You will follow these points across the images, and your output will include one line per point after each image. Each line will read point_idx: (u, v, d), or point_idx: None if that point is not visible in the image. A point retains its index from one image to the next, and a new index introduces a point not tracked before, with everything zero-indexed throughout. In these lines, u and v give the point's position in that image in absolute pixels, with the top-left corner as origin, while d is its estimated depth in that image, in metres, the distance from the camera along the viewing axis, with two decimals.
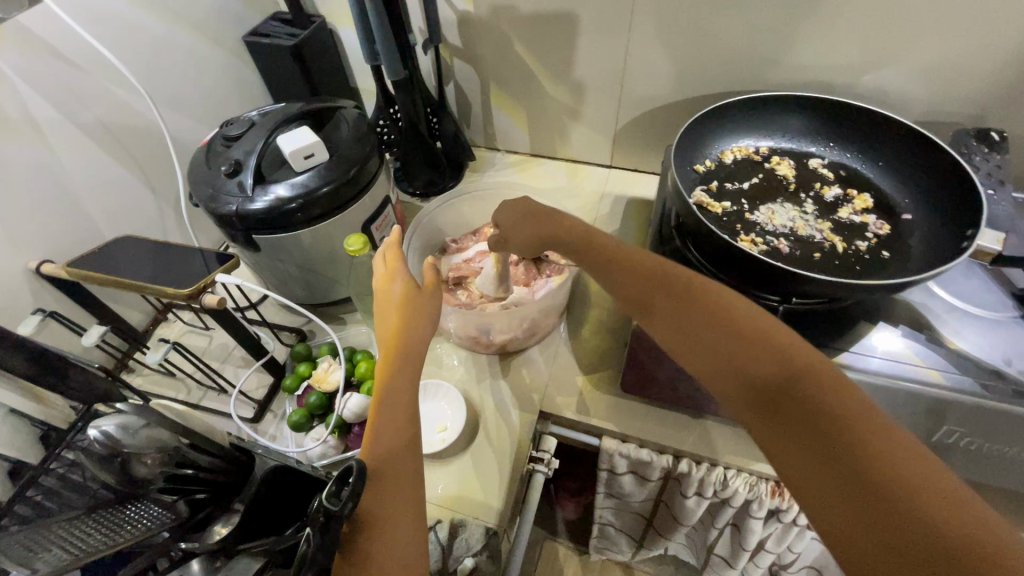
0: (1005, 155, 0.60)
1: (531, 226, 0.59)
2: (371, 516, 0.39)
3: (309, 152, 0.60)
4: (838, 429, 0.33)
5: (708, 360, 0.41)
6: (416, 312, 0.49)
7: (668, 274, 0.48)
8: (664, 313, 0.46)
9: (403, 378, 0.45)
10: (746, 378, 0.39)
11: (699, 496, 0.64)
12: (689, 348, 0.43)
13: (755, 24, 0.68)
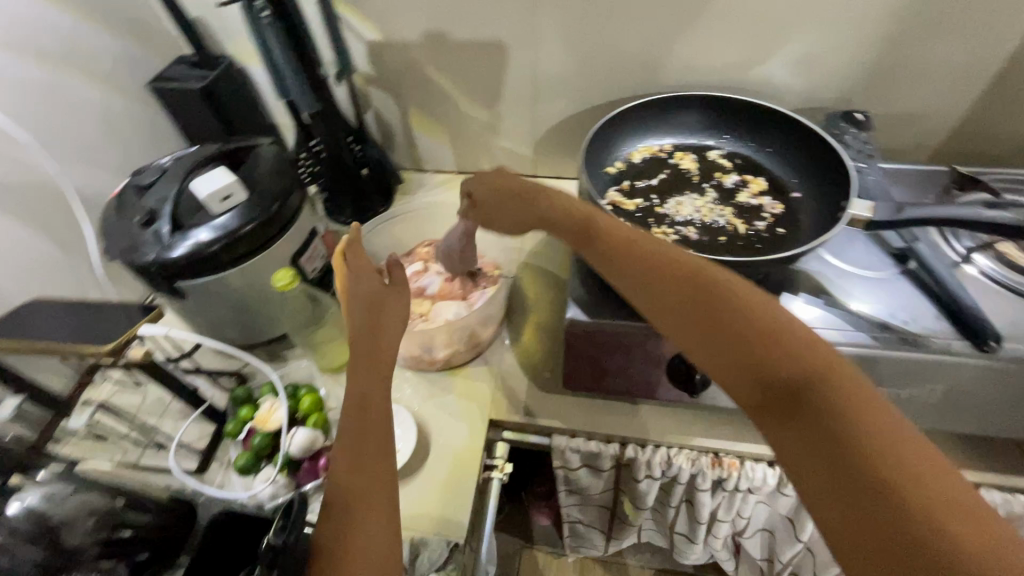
0: (869, 133, 0.69)
1: (517, 204, 0.58)
2: (329, 545, 0.39)
3: (227, 192, 0.60)
4: (849, 432, 0.35)
5: (718, 357, 0.42)
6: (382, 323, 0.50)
7: (667, 261, 0.47)
8: (664, 304, 0.46)
9: (369, 398, 0.46)
10: (765, 379, 0.39)
11: (649, 478, 0.67)
12: (694, 340, 0.44)
13: (644, 33, 0.74)
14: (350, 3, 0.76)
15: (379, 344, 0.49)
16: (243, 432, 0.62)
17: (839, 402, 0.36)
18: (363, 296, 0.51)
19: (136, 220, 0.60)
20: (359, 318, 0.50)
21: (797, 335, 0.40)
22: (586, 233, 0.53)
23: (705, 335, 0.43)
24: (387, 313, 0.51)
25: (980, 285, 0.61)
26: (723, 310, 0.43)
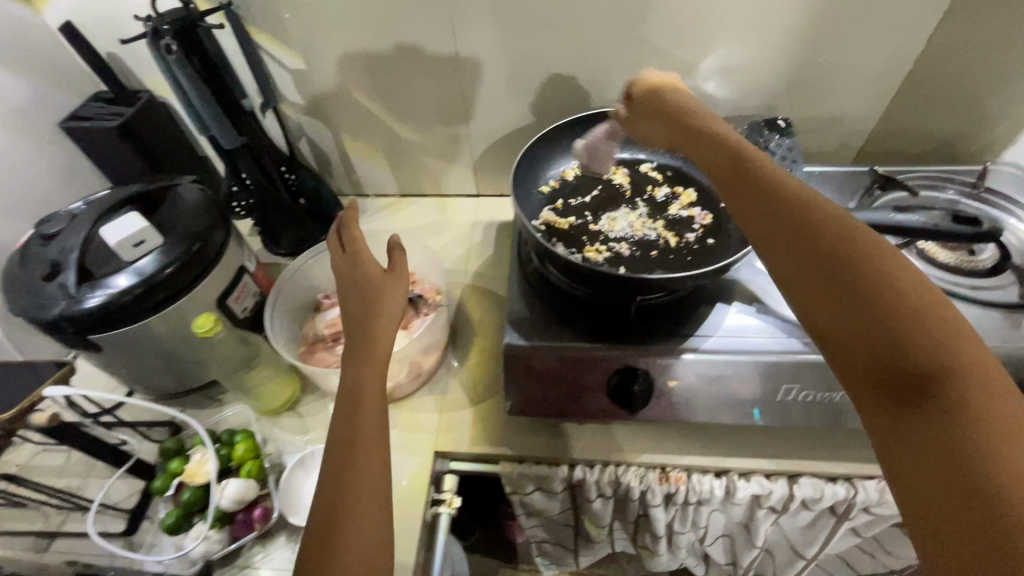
0: (791, 139, 0.70)
1: (659, 114, 0.55)
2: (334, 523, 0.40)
3: (139, 239, 0.57)
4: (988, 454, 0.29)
5: (839, 321, 0.35)
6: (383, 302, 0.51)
7: (809, 206, 0.39)
8: (785, 245, 0.38)
9: (361, 393, 0.46)
10: (894, 359, 0.33)
11: (601, 497, 0.66)
12: (818, 295, 0.36)
13: (569, 51, 0.74)
14: (268, 32, 0.74)
15: (375, 326, 0.49)
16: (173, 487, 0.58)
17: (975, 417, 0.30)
18: (360, 287, 0.52)
19: (40, 275, 0.56)
20: (356, 305, 0.51)
21: (950, 323, 0.33)
22: (719, 149, 0.46)
23: (831, 297, 0.35)
24: (384, 298, 0.51)
25: None
26: (865, 276, 0.35)
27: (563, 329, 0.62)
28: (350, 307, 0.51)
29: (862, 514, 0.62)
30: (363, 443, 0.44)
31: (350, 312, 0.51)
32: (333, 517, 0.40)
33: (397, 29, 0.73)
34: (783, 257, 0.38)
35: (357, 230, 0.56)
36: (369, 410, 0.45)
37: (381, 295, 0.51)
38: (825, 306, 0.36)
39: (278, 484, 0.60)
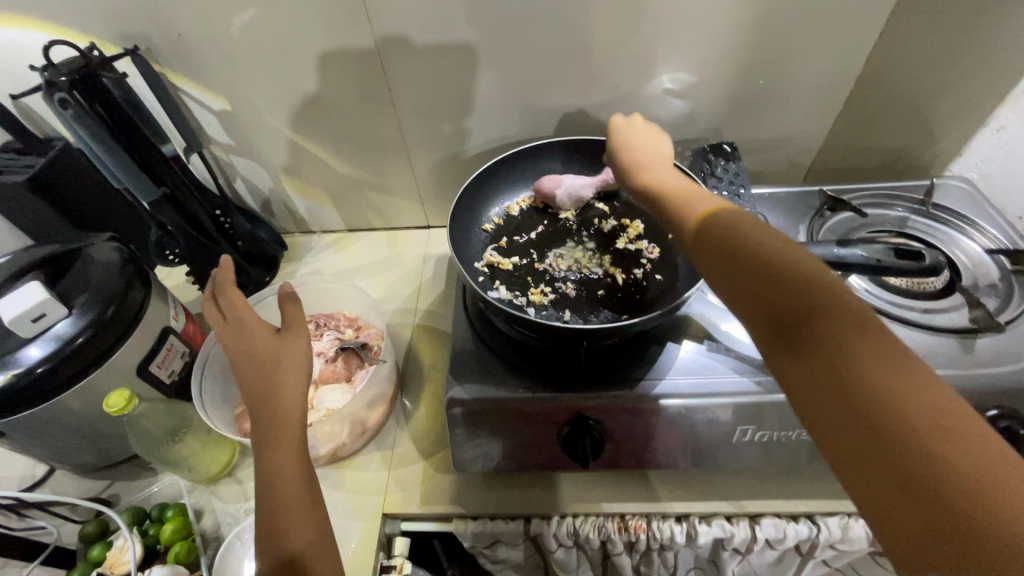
0: (738, 163, 0.69)
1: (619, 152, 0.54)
2: None
3: (39, 312, 0.52)
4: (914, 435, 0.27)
5: (732, 283, 0.35)
6: (286, 372, 0.46)
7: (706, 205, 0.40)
8: (708, 260, 0.38)
9: (279, 480, 0.43)
10: (781, 309, 0.33)
11: (561, 548, 0.63)
12: (716, 269, 0.37)
13: (508, 81, 0.72)
14: (187, 74, 0.69)
15: (279, 405, 0.45)
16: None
17: (896, 397, 0.28)
18: (256, 356, 0.46)
19: None
20: (246, 376, 0.46)
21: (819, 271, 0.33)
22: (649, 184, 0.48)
23: (726, 267, 0.36)
24: (291, 361, 0.47)
25: None
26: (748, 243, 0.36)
27: (509, 378, 0.59)
28: (246, 383, 0.46)
29: (827, 550, 0.61)
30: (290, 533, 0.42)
31: (246, 388, 0.46)
32: None
33: (327, 64, 0.69)
34: (705, 264, 0.38)
35: (233, 292, 0.49)
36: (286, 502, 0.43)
37: (279, 364, 0.46)
38: (724, 274, 0.36)
39: (210, 565, 0.56)
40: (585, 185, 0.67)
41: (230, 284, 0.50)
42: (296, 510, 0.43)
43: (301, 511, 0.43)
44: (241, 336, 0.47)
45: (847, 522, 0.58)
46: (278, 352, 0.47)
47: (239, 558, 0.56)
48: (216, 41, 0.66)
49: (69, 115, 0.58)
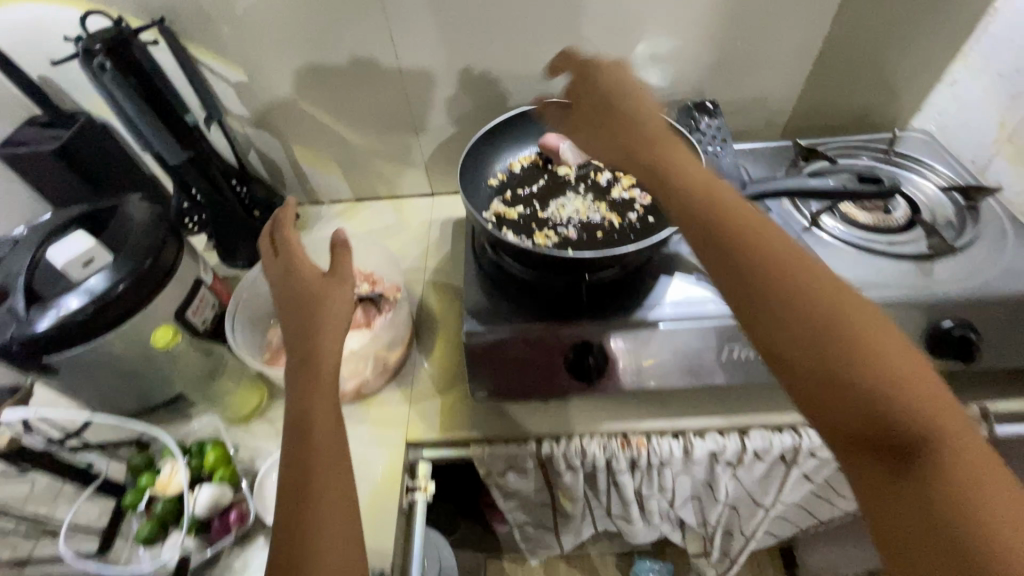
0: (719, 120, 0.76)
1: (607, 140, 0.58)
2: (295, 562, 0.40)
3: (88, 257, 0.57)
4: (892, 378, 0.35)
5: (816, 378, 0.36)
6: (330, 313, 0.52)
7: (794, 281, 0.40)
8: (710, 248, 0.43)
9: (309, 423, 0.46)
10: (875, 414, 0.34)
11: (570, 469, 0.69)
12: (799, 357, 0.37)
13: (507, 48, 0.77)
14: (208, 47, 0.74)
15: (318, 342, 0.50)
16: (144, 502, 0.59)
17: (962, 485, 0.31)
18: (301, 297, 0.53)
19: None
20: (294, 312, 0.52)
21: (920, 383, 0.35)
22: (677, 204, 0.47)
23: (814, 360, 0.37)
24: (329, 303, 0.52)
25: (829, 244, 0.68)
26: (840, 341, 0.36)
27: (520, 312, 0.64)
28: (287, 325, 0.52)
29: (808, 460, 0.67)
30: (319, 477, 0.44)
31: (291, 327, 0.51)
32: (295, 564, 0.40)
33: (340, 34, 0.74)
34: (781, 349, 0.38)
35: (289, 232, 0.58)
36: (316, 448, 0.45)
37: (322, 304, 0.52)
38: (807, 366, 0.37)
39: (252, 489, 0.61)
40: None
41: (285, 227, 0.58)
42: (315, 443, 0.45)
43: (318, 443, 0.45)
44: (285, 281, 0.54)
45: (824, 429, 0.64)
46: (320, 294, 0.53)
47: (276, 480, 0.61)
48: (236, 14, 0.71)
49: (107, 78, 0.62)
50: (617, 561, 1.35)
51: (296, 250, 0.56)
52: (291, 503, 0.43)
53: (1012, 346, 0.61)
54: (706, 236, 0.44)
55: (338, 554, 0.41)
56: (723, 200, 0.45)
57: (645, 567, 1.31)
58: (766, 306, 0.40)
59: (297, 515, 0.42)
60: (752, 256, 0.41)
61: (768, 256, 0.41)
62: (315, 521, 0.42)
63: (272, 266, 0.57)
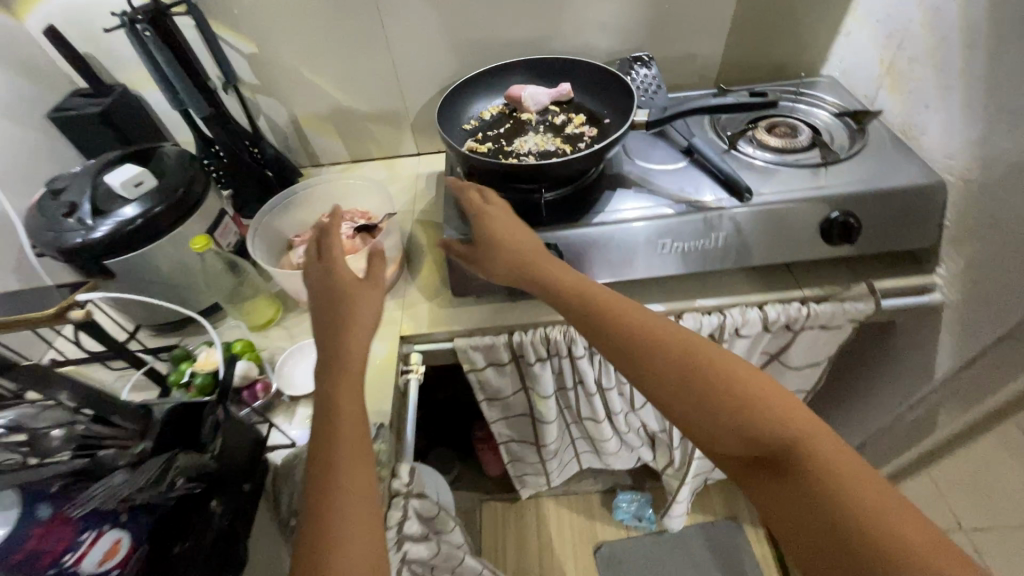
0: (653, 69, 0.90)
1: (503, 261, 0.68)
2: (324, 528, 0.47)
3: (138, 180, 0.70)
4: (769, 419, 0.47)
5: (720, 431, 0.49)
6: (361, 310, 0.63)
7: (690, 360, 0.53)
8: (616, 353, 0.57)
9: (335, 412, 0.54)
10: (762, 448, 0.47)
11: (540, 359, 0.83)
12: (703, 422, 0.50)
13: (474, 17, 0.92)
14: (225, 23, 0.89)
15: (349, 333, 0.60)
16: (186, 378, 0.70)
17: (834, 481, 0.43)
18: (335, 297, 0.63)
19: (58, 213, 0.68)
20: (330, 309, 0.62)
21: (788, 418, 0.47)
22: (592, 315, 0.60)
23: (714, 421, 0.49)
24: (360, 303, 0.63)
25: (745, 162, 0.82)
26: (726, 402, 0.49)
27: None
28: (322, 322, 0.62)
29: (737, 341, 0.81)
30: (340, 459, 0.51)
31: (325, 322, 0.62)
32: (320, 537, 0.47)
33: (334, 9, 0.89)
34: (693, 419, 0.51)
35: (334, 237, 0.68)
36: (342, 432, 0.53)
37: (355, 302, 0.63)
38: (711, 428, 0.49)
39: (274, 371, 0.74)
40: (545, 96, 0.88)
41: (331, 234, 0.68)
42: (342, 424, 0.53)
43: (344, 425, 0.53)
44: (329, 275, 0.65)
45: (744, 310, 0.77)
46: (352, 293, 0.63)
47: (296, 361, 0.76)
48: None
49: (148, 38, 0.76)
50: (601, 496, 1.47)
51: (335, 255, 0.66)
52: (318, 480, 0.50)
53: (889, 230, 0.75)
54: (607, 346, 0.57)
55: (360, 525, 0.48)
56: (619, 309, 0.59)
57: (626, 497, 1.44)
58: (661, 395, 0.53)
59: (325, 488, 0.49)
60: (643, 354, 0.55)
61: (655, 342, 0.55)
62: (335, 490, 0.49)
63: (314, 267, 0.66)
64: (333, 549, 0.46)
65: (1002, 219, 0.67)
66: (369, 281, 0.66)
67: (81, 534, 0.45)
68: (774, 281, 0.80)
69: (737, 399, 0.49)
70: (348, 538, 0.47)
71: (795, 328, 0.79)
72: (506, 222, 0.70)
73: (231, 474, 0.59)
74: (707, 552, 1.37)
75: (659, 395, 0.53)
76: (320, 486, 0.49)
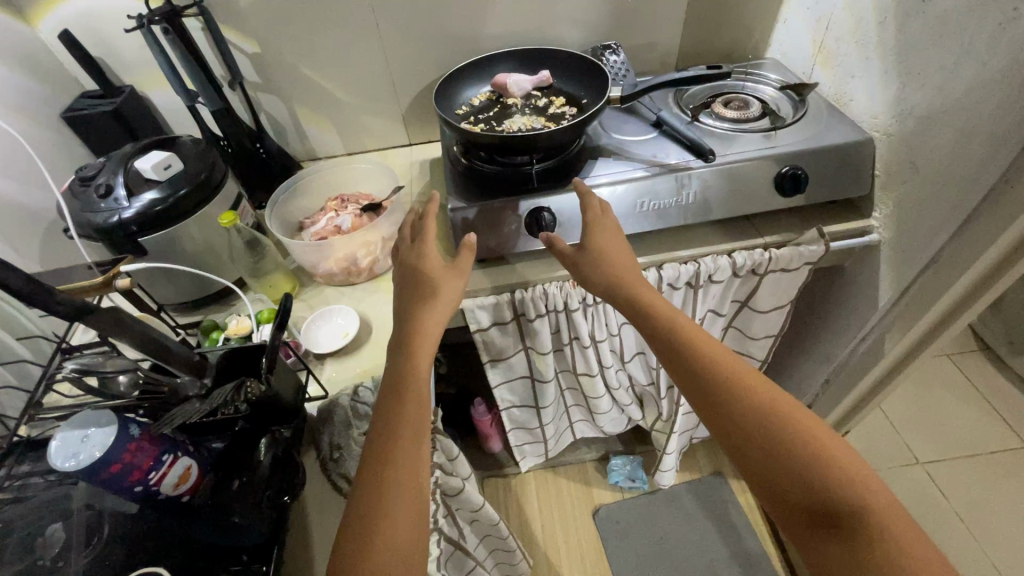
0: (621, 56, 1.02)
1: (600, 282, 0.74)
2: (384, 459, 0.54)
3: (167, 163, 0.76)
4: (833, 469, 0.54)
5: (783, 474, 0.56)
6: (444, 296, 0.68)
7: (769, 402, 0.60)
8: (699, 389, 0.63)
9: (410, 371, 0.61)
10: (822, 497, 0.53)
11: (539, 315, 0.92)
12: (768, 465, 0.57)
13: (459, 14, 1.02)
14: (230, 25, 0.96)
15: (429, 304, 0.67)
16: (220, 343, 0.77)
17: (884, 534, 0.50)
18: (422, 277, 0.69)
19: (94, 195, 0.74)
20: (413, 283, 0.69)
21: (850, 469, 0.54)
22: (676, 345, 0.66)
23: (781, 466, 0.56)
24: (440, 285, 0.69)
25: (707, 130, 0.94)
26: (795, 447, 0.56)
27: (489, 194, 0.87)
28: (404, 300, 0.68)
29: (711, 288, 0.92)
30: (407, 404, 0.58)
31: (404, 295, 0.69)
32: (381, 464, 0.54)
33: (331, 11, 0.98)
34: (761, 460, 0.57)
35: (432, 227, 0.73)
36: (411, 383, 0.59)
37: (439, 282, 0.69)
38: (777, 470, 0.56)
39: (299, 333, 0.81)
40: (528, 82, 0.98)
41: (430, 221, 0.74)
42: (406, 399, 0.58)
43: (407, 402, 0.58)
44: (421, 255, 0.71)
45: (716, 258, 0.88)
46: (438, 279, 0.69)
47: (317, 324, 0.82)
48: None
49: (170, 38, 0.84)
50: (595, 463, 1.57)
51: (426, 237, 0.72)
52: (379, 445, 0.56)
53: (831, 182, 0.88)
54: (693, 379, 0.64)
55: (410, 493, 0.53)
56: (708, 343, 0.65)
57: (619, 461, 1.53)
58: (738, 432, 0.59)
59: (382, 454, 0.55)
60: (733, 394, 0.61)
61: (739, 378, 0.62)
62: (402, 434, 0.56)
63: (408, 249, 0.73)
64: (386, 506, 0.52)
65: (919, 162, 0.79)
66: (454, 269, 0.71)
67: (162, 455, 0.51)
68: (738, 232, 0.91)
69: (815, 458, 0.55)
70: (391, 508, 0.52)
71: (760, 273, 0.91)
72: (612, 249, 0.76)
73: (282, 413, 0.64)
74: (697, 506, 1.47)
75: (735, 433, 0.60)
76: (378, 452, 0.55)
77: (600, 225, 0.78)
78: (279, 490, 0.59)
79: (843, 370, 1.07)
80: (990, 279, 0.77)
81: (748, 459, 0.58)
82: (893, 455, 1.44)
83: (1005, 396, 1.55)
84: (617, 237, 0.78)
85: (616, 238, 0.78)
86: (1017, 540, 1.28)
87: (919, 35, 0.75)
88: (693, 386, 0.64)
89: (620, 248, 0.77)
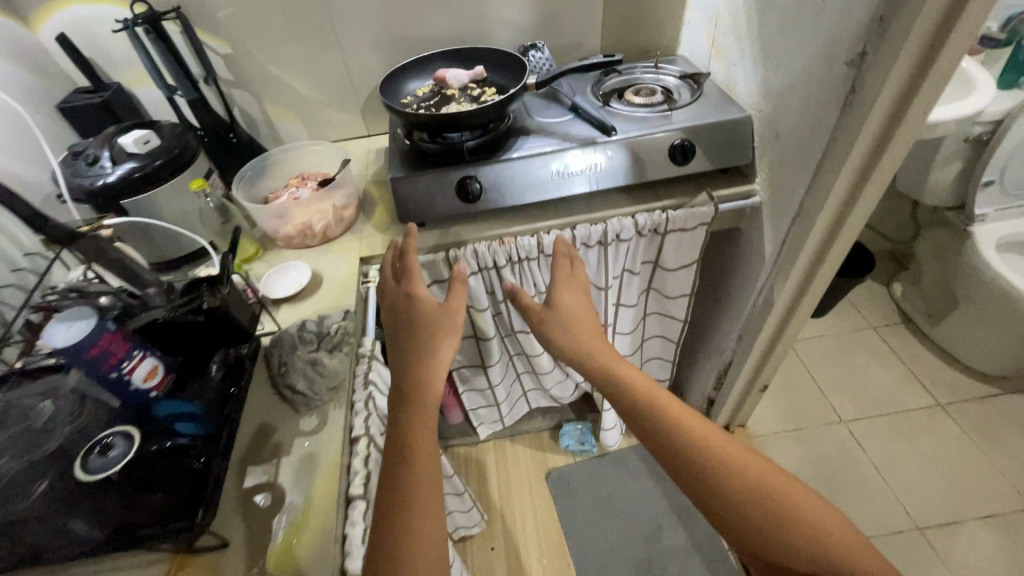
0: (544, 54, 1.18)
1: (568, 346, 0.78)
2: (404, 500, 0.59)
3: (146, 138, 0.91)
4: (814, 531, 0.58)
5: (770, 543, 0.59)
6: (441, 336, 0.73)
7: (739, 469, 0.62)
8: (669, 456, 0.66)
9: (421, 414, 0.66)
10: (810, 562, 0.57)
11: (473, 272, 1.07)
12: (748, 535, 0.60)
13: (405, 19, 1.18)
14: (204, 29, 1.11)
15: (427, 347, 0.71)
16: None
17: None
18: (420, 322, 0.74)
19: (84, 165, 0.88)
20: (414, 324, 0.74)
21: (830, 530, 0.58)
22: (643, 408, 0.69)
23: (766, 534, 0.59)
24: (441, 328, 0.73)
25: (616, 112, 1.09)
26: (772, 514, 0.59)
27: (427, 168, 1.01)
28: (404, 340, 0.73)
29: (620, 246, 1.07)
30: (418, 446, 0.63)
31: (402, 337, 0.74)
32: (404, 506, 0.58)
33: (292, 17, 1.13)
34: (740, 525, 0.60)
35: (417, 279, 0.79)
36: (421, 428, 0.65)
37: (437, 323, 0.74)
38: (765, 539, 0.59)
39: (260, 283, 0.95)
40: (464, 76, 1.13)
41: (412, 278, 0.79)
42: (416, 441, 0.63)
43: (426, 446, 0.63)
44: (415, 299, 0.76)
45: (621, 219, 1.03)
46: (434, 319, 0.74)
47: (274, 276, 0.96)
48: (222, 4, 1.09)
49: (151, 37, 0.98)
50: (551, 432, 1.69)
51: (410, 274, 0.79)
52: (398, 499, 0.59)
53: (718, 152, 1.03)
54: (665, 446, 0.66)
55: (428, 530, 0.58)
56: (669, 407, 0.68)
57: (571, 427, 1.66)
58: (710, 496, 0.62)
59: (403, 506, 0.58)
60: (696, 458, 0.63)
61: (703, 443, 0.64)
62: (416, 474, 0.60)
63: (399, 296, 0.78)
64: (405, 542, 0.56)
65: (781, 132, 0.95)
66: (448, 307, 0.76)
67: (133, 351, 0.64)
68: (642, 198, 1.06)
69: (800, 528, 0.58)
70: (416, 564, 0.55)
71: (662, 232, 1.06)
72: (575, 311, 0.82)
73: (237, 334, 0.77)
74: (642, 466, 1.59)
75: (710, 498, 0.62)
76: (399, 501, 0.59)
77: (567, 285, 0.85)
78: (229, 384, 0.73)
79: (748, 324, 1.21)
80: (839, 226, 0.92)
81: (730, 527, 0.61)
82: (819, 415, 1.59)
83: (921, 362, 1.70)
84: (578, 288, 0.85)
85: (577, 294, 0.84)
86: (923, 484, 1.42)
87: (772, 26, 0.91)
88: (665, 457, 0.66)
89: (582, 304, 0.83)
